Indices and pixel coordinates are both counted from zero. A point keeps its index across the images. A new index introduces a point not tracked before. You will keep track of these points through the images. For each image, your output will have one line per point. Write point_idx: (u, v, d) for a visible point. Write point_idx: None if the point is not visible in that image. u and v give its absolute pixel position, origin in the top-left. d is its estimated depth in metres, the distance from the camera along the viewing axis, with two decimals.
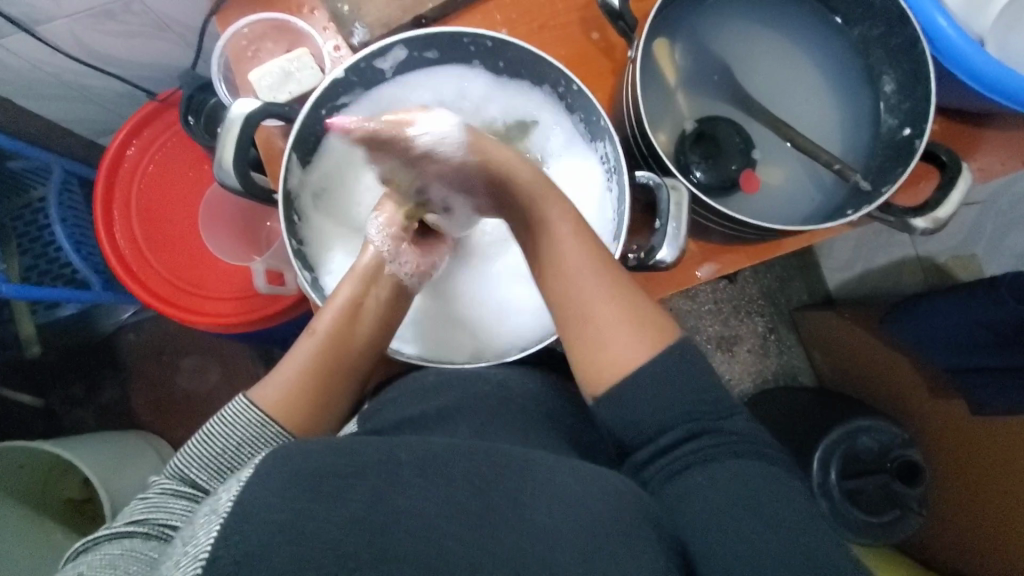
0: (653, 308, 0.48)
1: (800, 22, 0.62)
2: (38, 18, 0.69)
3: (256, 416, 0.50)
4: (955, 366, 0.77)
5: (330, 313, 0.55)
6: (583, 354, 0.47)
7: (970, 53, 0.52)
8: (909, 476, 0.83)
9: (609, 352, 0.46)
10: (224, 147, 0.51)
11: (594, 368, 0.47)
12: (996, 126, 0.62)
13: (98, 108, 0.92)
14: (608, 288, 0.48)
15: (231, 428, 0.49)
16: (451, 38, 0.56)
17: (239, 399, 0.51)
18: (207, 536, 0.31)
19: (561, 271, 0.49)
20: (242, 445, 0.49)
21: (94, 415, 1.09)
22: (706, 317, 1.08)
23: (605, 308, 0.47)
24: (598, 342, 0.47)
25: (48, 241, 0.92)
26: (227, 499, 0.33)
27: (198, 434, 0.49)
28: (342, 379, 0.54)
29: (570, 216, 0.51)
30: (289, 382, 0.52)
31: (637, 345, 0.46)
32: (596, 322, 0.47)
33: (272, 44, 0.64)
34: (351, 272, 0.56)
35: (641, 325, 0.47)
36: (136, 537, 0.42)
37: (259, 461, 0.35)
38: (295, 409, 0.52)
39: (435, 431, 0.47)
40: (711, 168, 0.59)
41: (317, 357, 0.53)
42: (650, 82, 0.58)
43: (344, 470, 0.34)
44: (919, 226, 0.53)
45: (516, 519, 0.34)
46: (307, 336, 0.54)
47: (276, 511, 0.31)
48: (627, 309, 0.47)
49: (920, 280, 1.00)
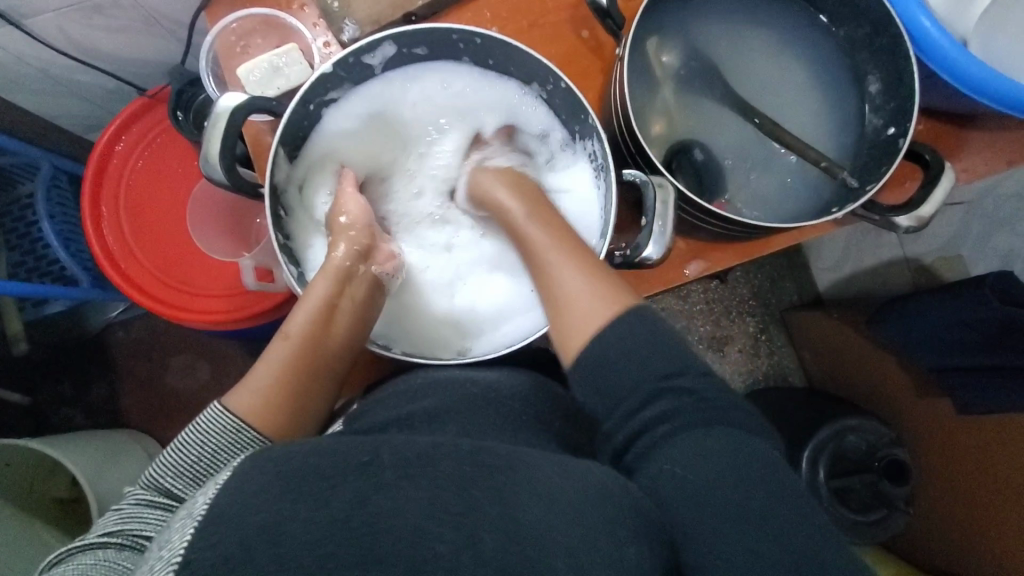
0: (613, 275, 0.49)
1: (786, 22, 0.62)
2: (26, 13, 0.68)
3: (231, 421, 0.48)
4: (942, 365, 0.78)
5: (302, 318, 0.54)
6: (559, 330, 0.49)
7: (954, 54, 0.52)
8: (895, 474, 0.86)
9: (584, 301, 0.48)
10: (210, 141, 0.51)
11: (569, 331, 0.48)
12: (979, 127, 0.63)
13: (88, 104, 0.92)
14: (576, 253, 0.51)
15: (204, 436, 0.47)
16: (441, 34, 0.55)
17: (213, 405, 0.49)
18: (181, 540, 0.32)
19: (527, 246, 0.54)
20: (218, 451, 0.47)
21: (81, 413, 1.08)
22: (698, 317, 1.09)
23: (563, 269, 0.51)
24: (569, 311, 0.48)
25: (36, 237, 0.92)
26: (202, 504, 0.34)
27: (172, 443, 0.48)
28: (322, 379, 0.54)
29: (548, 219, 0.55)
30: (266, 388, 0.51)
31: (600, 300, 0.47)
32: (565, 292, 0.49)
33: (262, 40, 0.64)
34: (323, 273, 0.57)
35: (605, 292, 0.48)
36: (109, 548, 0.41)
37: (237, 463, 0.36)
38: (271, 412, 0.51)
39: (422, 428, 0.47)
40: (694, 180, 0.59)
41: (290, 361, 0.53)
42: (637, 80, 0.59)
43: (328, 472, 0.34)
44: (902, 224, 0.53)
45: (500, 517, 0.34)
46: (281, 340, 0.54)
47: (255, 512, 0.32)
48: (584, 273, 0.49)
49: (908, 280, 1.01)
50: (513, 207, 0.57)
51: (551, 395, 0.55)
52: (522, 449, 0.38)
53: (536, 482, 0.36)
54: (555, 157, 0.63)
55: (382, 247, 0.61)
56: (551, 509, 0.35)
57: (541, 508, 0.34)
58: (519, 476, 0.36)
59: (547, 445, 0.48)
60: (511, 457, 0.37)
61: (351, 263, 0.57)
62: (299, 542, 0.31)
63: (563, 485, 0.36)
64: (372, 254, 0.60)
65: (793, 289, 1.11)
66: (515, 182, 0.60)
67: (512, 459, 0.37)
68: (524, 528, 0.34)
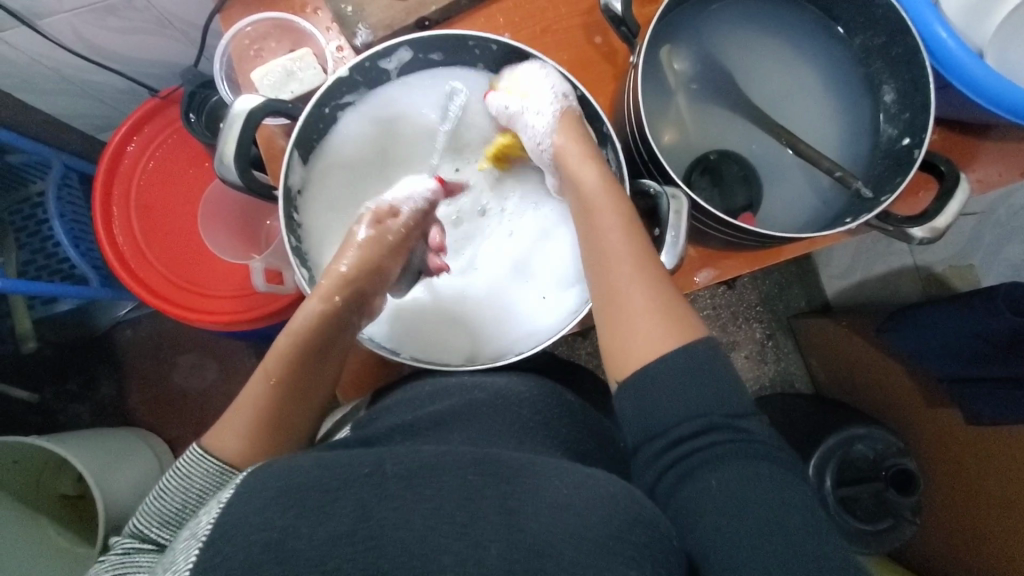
0: (685, 307, 0.46)
1: (800, 30, 0.62)
2: (40, 13, 0.69)
3: (217, 464, 0.46)
4: (953, 375, 0.78)
5: (276, 356, 0.51)
6: (612, 340, 0.47)
7: (967, 63, 0.52)
8: (903, 483, 0.85)
9: (650, 331, 0.45)
10: (225, 143, 0.51)
11: (623, 345, 0.46)
12: (995, 137, 0.62)
13: (100, 104, 0.92)
14: (647, 272, 0.47)
15: (188, 481, 0.46)
16: (457, 40, 0.56)
17: (192, 448, 0.47)
18: (186, 561, 0.32)
19: (604, 231, 0.49)
20: (204, 493, 0.46)
21: (89, 411, 1.09)
22: (704, 322, 1.08)
23: (637, 288, 0.47)
24: (631, 316, 0.46)
25: (46, 235, 0.92)
26: (206, 524, 0.34)
27: (152, 491, 0.46)
28: (308, 412, 0.52)
29: (627, 211, 0.50)
30: (250, 426, 0.48)
31: (663, 333, 0.45)
32: (634, 310, 0.46)
33: (276, 43, 0.65)
34: (315, 292, 0.53)
35: (671, 318, 0.45)
36: None
37: (240, 479, 0.36)
38: (259, 448, 0.48)
39: (428, 437, 0.48)
40: (713, 199, 0.59)
41: (279, 395, 0.50)
42: (649, 88, 0.59)
43: (329, 484, 0.34)
44: (917, 235, 0.53)
45: (512, 530, 0.34)
46: (262, 373, 0.51)
47: (260, 530, 0.32)
48: (660, 300, 0.46)
49: (918, 289, 1.01)
50: (595, 187, 0.51)
51: (558, 399, 0.55)
52: (531, 459, 0.38)
53: (539, 493, 0.35)
54: None
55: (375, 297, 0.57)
56: (562, 519, 0.34)
57: (542, 514, 0.34)
58: (529, 487, 0.36)
59: (554, 452, 0.48)
60: (519, 466, 0.37)
61: (342, 299, 0.54)
62: (301, 560, 0.31)
63: (561, 488, 0.36)
64: (365, 296, 0.55)
65: (801, 295, 1.11)
66: (593, 153, 0.54)
67: (522, 469, 0.37)
68: (526, 537, 0.33)
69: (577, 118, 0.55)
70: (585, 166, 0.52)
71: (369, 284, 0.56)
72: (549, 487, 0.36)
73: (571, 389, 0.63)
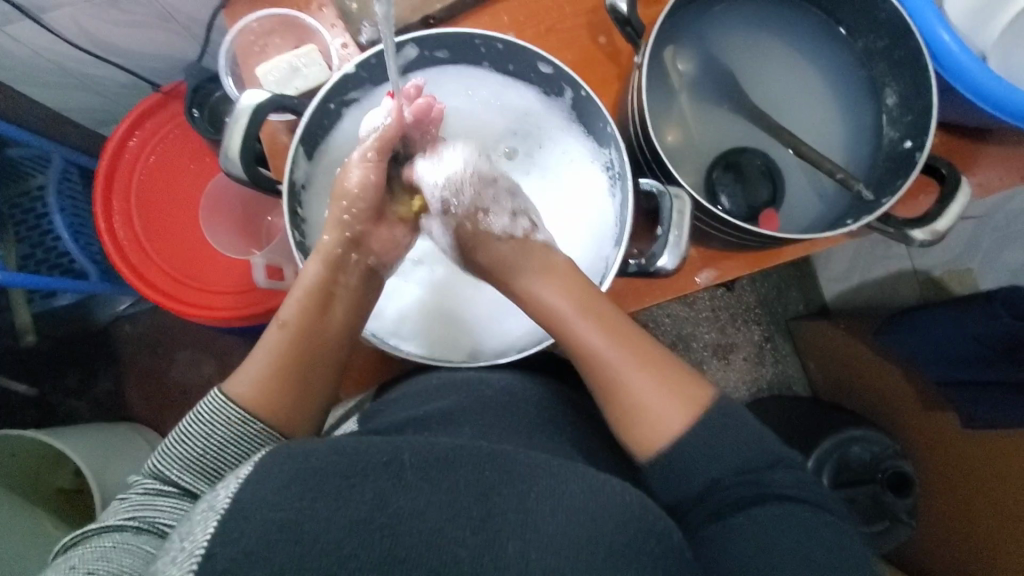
0: (687, 372, 0.48)
1: (803, 32, 0.63)
2: (45, 6, 0.69)
3: (237, 413, 0.47)
4: (946, 377, 0.77)
5: (295, 305, 0.51)
6: (629, 429, 0.47)
7: (971, 68, 0.52)
8: (898, 485, 0.87)
9: (663, 408, 0.46)
10: (231, 137, 0.51)
11: (642, 430, 0.46)
12: (996, 142, 0.62)
13: (102, 99, 0.92)
14: (641, 354, 0.48)
15: (210, 426, 0.47)
16: (462, 38, 0.56)
17: (214, 392, 0.48)
18: (205, 533, 0.31)
19: (581, 332, 0.49)
20: (226, 442, 0.47)
21: (87, 405, 1.09)
22: (703, 324, 1.09)
23: (633, 377, 0.47)
24: (638, 407, 0.46)
25: (46, 229, 0.92)
26: (225, 497, 0.33)
27: (175, 433, 0.47)
28: (321, 367, 0.50)
29: (594, 304, 0.50)
30: (266, 376, 0.48)
31: (675, 410, 0.46)
32: (642, 397, 0.46)
33: (280, 39, 0.65)
34: (316, 254, 0.53)
35: (676, 391, 0.47)
36: (126, 530, 0.42)
37: (259, 457, 0.35)
38: (275, 399, 0.48)
39: (437, 431, 0.47)
40: (736, 195, 0.60)
41: (291, 349, 0.49)
42: (653, 88, 0.59)
43: (347, 471, 0.34)
44: (917, 237, 0.53)
45: (525, 530, 0.34)
46: (276, 328, 0.50)
47: (277, 509, 0.32)
48: (660, 378, 0.47)
49: (916, 293, 1.01)
50: (549, 288, 0.51)
51: (561, 397, 0.56)
52: (536, 455, 0.38)
53: (549, 490, 0.35)
54: (570, 157, 0.62)
55: (375, 233, 0.56)
56: (572, 517, 0.34)
57: (551, 513, 0.34)
58: (538, 487, 0.36)
59: (559, 449, 0.48)
60: (526, 464, 0.37)
61: (341, 250, 0.53)
62: (321, 545, 0.31)
63: (570, 488, 0.36)
64: (365, 242, 0.55)
65: (799, 298, 1.12)
66: (542, 259, 0.53)
67: (529, 467, 0.37)
68: (538, 538, 0.33)
69: (474, 209, 0.55)
70: (531, 275, 0.52)
71: (367, 222, 0.55)
72: (559, 487, 0.36)
73: (574, 386, 0.63)
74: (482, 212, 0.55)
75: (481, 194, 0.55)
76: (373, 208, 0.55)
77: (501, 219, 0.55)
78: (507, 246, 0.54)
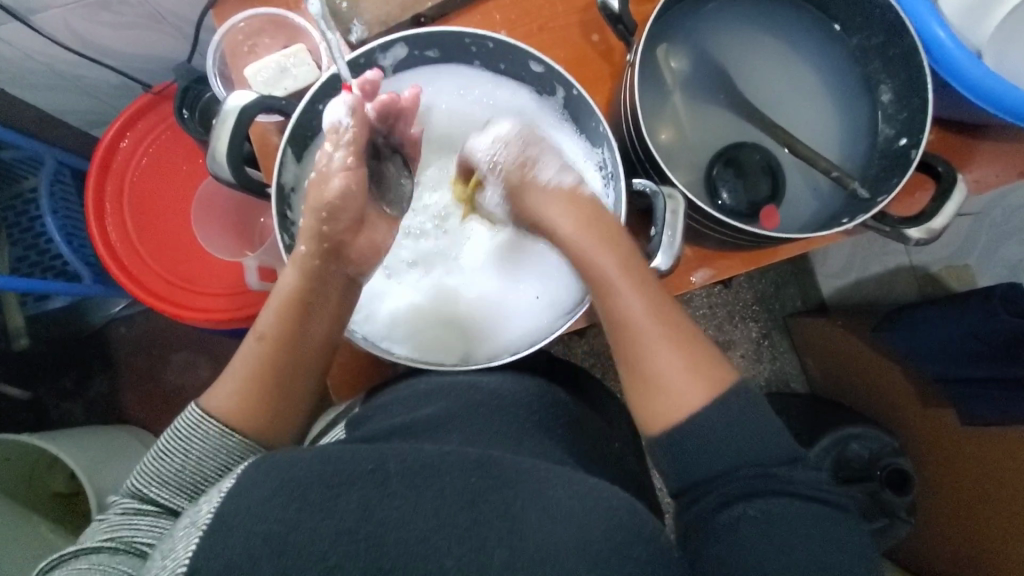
0: (715, 355, 0.47)
1: (797, 29, 0.62)
2: (33, 8, 0.68)
3: (214, 427, 0.47)
4: (946, 374, 0.76)
5: (272, 314, 0.51)
6: (646, 398, 0.46)
7: (967, 66, 0.51)
8: (898, 482, 0.86)
9: (682, 385, 0.45)
10: (217, 140, 0.51)
11: (658, 401, 0.46)
12: (992, 138, 0.62)
13: (93, 100, 0.92)
14: (669, 328, 0.47)
15: (187, 442, 0.46)
16: (452, 37, 0.55)
17: (191, 408, 0.48)
18: (186, 549, 0.31)
19: (613, 293, 0.49)
20: (202, 458, 0.46)
21: (82, 407, 1.08)
22: (701, 321, 1.08)
23: (658, 348, 0.46)
24: (659, 377, 0.46)
25: (39, 232, 0.91)
26: (207, 512, 0.32)
27: (152, 452, 0.47)
28: (299, 378, 0.50)
29: (632, 268, 0.50)
30: (243, 390, 0.48)
31: (695, 387, 0.45)
32: (664, 369, 0.46)
33: (270, 39, 0.64)
34: (293, 263, 0.52)
35: (700, 370, 0.46)
36: (102, 552, 0.41)
37: (241, 469, 0.35)
38: (253, 412, 0.48)
39: (427, 437, 0.47)
40: (738, 190, 0.59)
41: (268, 362, 0.49)
42: (646, 86, 0.59)
43: (332, 479, 0.34)
44: (913, 236, 0.53)
45: (514, 537, 0.33)
46: (254, 339, 0.50)
47: (261, 521, 0.31)
48: (684, 354, 0.46)
49: (914, 289, 1.01)
50: (585, 242, 0.51)
51: (554, 399, 0.55)
52: (524, 459, 0.38)
53: (539, 495, 0.35)
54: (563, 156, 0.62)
55: (356, 242, 0.55)
56: (562, 523, 0.34)
57: (542, 519, 0.34)
58: (528, 493, 0.35)
59: (552, 453, 0.48)
60: (515, 469, 0.37)
61: (321, 261, 0.53)
62: (307, 555, 0.31)
63: (562, 495, 0.35)
64: (345, 251, 0.54)
65: (797, 295, 1.10)
66: (589, 216, 0.53)
67: (519, 472, 0.36)
68: (527, 546, 0.33)
69: (524, 161, 0.56)
70: (576, 231, 0.52)
71: (349, 231, 0.54)
72: (550, 492, 0.35)
73: (568, 387, 0.62)
74: (536, 166, 0.56)
75: (535, 145, 0.56)
76: (355, 215, 0.54)
77: (553, 171, 0.56)
78: (555, 194, 0.54)
